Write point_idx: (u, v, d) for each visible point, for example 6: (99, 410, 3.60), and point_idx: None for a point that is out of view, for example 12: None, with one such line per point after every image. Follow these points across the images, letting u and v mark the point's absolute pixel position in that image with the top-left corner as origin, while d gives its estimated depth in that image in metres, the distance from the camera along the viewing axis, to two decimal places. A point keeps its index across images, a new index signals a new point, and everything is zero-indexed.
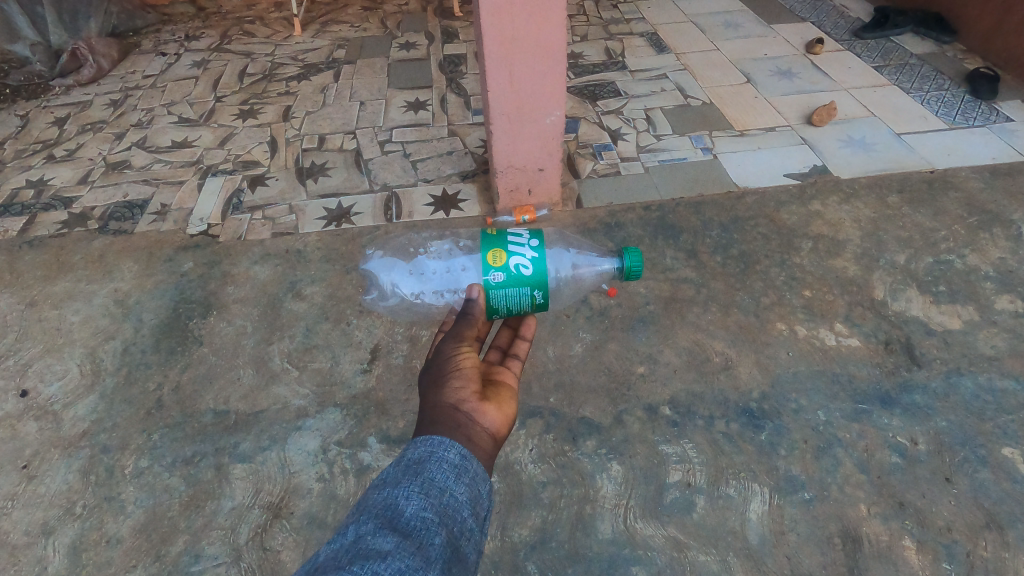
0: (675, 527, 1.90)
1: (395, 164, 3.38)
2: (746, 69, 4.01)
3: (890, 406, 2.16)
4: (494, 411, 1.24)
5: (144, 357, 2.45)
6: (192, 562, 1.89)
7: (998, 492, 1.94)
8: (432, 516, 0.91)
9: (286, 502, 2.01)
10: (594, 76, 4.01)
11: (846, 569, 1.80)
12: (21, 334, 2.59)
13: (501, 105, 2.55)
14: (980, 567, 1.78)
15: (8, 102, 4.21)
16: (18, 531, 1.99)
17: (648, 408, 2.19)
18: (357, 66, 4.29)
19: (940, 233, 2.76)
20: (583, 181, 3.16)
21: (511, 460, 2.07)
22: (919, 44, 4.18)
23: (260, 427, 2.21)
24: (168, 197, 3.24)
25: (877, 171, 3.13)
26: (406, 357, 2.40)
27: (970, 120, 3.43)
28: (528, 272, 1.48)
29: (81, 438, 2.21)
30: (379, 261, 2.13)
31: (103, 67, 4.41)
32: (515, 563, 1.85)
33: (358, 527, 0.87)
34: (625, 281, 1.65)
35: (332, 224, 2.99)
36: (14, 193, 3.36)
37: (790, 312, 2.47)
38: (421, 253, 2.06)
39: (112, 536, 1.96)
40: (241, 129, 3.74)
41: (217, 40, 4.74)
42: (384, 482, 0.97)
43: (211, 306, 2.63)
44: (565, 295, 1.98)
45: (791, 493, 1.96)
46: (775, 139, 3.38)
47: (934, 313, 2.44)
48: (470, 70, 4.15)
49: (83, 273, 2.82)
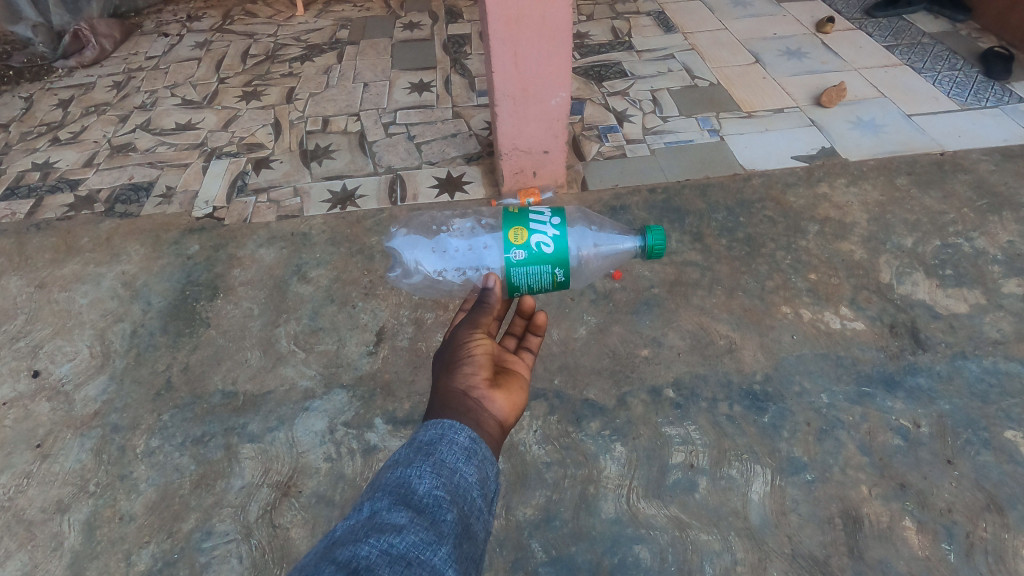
0: (677, 506, 1.93)
1: (400, 146, 3.36)
2: (755, 49, 3.95)
3: (893, 389, 2.17)
4: (502, 399, 1.26)
5: (153, 340, 2.48)
6: (204, 539, 1.93)
7: (999, 475, 1.95)
8: (444, 494, 0.93)
9: (294, 482, 2.05)
10: (600, 56, 3.96)
11: (847, 549, 1.82)
12: (31, 315, 2.62)
13: (506, 86, 2.52)
14: (980, 547, 1.80)
15: (11, 85, 4.20)
16: (33, 508, 2.04)
17: (652, 390, 2.20)
18: (360, 47, 4.25)
19: (949, 216, 2.74)
20: (589, 164, 3.14)
21: (516, 441, 2.09)
22: (932, 23, 4.10)
23: (269, 408, 2.24)
24: (173, 179, 3.25)
25: (886, 153, 3.09)
26: (411, 339, 2.41)
27: (982, 101, 3.38)
28: (550, 250, 1.47)
29: (93, 418, 2.25)
30: (399, 239, 2.13)
31: (105, 48, 4.38)
32: (520, 541, 1.88)
33: (373, 503, 0.89)
34: (648, 259, 1.67)
35: (337, 206, 3.00)
36: (20, 176, 3.37)
37: (794, 296, 2.46)
38: (440, 232, 2.07)
39: (125, 513, 2.00)
40: (244, 111, 3.72)
41: (220, 21, 4.70)
42: (397, 462, 0.98)
43: (218, 288, 2.65)
44: (582, 280, 1.95)
45: (792, 474, 1.97)
46: (783, 121, 3.34)
47: (940, 297, 2.43)
48: (474, 51, 4.11)
49: (91, 256, 2.84)
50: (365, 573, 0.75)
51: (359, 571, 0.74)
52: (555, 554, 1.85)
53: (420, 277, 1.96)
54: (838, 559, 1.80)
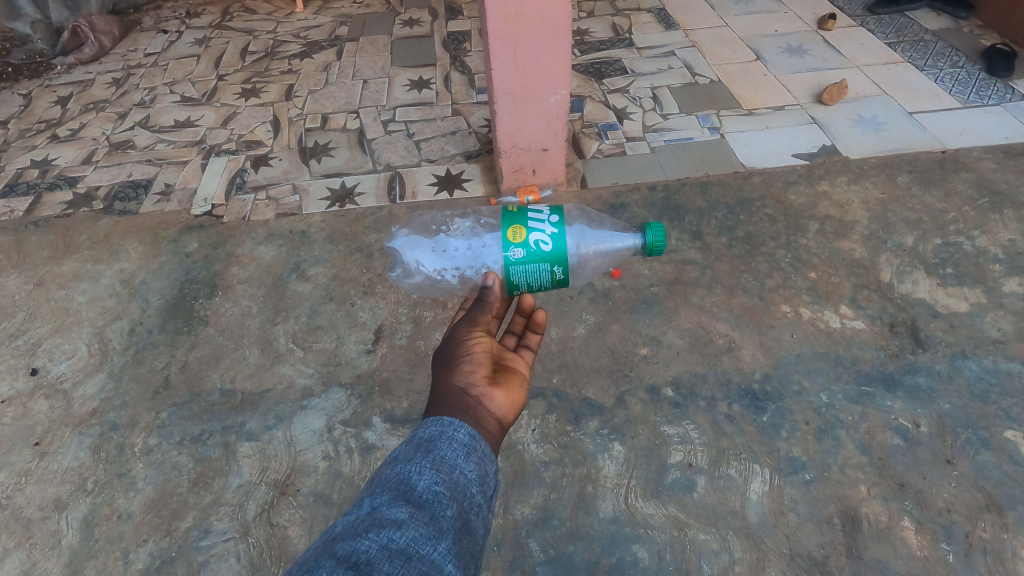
0: (675, 506, 1.92)
1: (399, 143, 3.35)
2: (756, 46, 3.93)
3: (893, 388, 2.16)
4: (501, 397, 1.25)
5: (151, 338, 2.48)
6: (202, 537, 1.93)
7: (998, 474, 1.94)
8: (444, 490, 0.93)
9: (292, 480, 2.05)
10: (600, 53, 3.94)
11: (845, 550, 1.81)
12: (30, 313, 2.62)
13: (506, 84, 2.51)
14: (978, 547, 1.80)
15: (10, 82, 4.19)
16: (32, 506, 2.04)
17: (650, 389, 2.20)
18: (359, 44, 4.24)
19: (949, 215, 2.72)
20: (588, 161, 3.13)
21: (514, 440, 2.09)
22: (934, 20, 4.07)
23: (266, 406, 2.24)
24: (172, 177, 3.25)
25: (888, 150, 3.08)
26: (410, 337, 2.41)
27: (984, 99, 3.36)
28: (548, 248, 1.46)
29: (91, 416, 2.25)
30: (400, 239, 2.13)
31: (104, 45, 4.37)
32: (517, 540, 1.88)
33: (373, 499, 0.89)
34: (647, 257, 1.67)
35: (336, 204, 2.99)
36: (19, 173, 3.36)
37: (794, 294, 2.46)
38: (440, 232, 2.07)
39: (123, 511, 2.00)
40: (243, 108, 3.71)
41: (219, 17, 4.69)
42: (397, 459, 0.98)
43: (217, 286, 2.65)
44: (583, 278, 1.94)
45: (791, 474, 1.97)
46: (784, 119, 3.32)
47: (941, 296, 2.42)
48: (474, 48, 4.09)
49: (90, 254, 2.84)
50: (365, 567, 0.74)
51: (358, 565, 0.74)
52: (553, 553, 1.85)
53: (421, 277, 1.95)
54: (836, 559, 1.80)
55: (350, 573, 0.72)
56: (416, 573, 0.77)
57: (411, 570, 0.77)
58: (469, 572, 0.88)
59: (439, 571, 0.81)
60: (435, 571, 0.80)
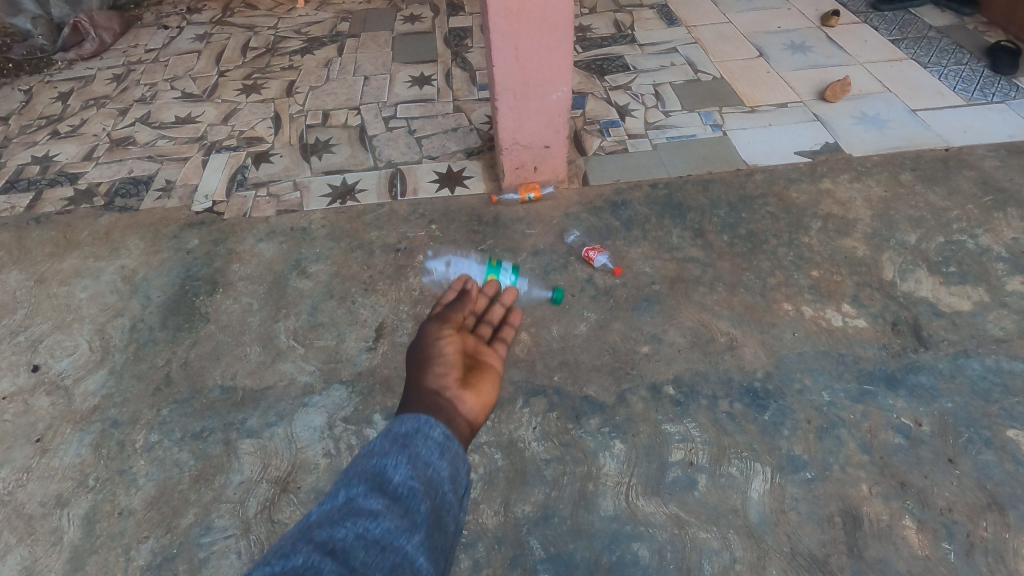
0: (676, 504, 1.92)
1: (400, 140, 3.34)
2: (758, 43, 3.91)
3: (895, 387, 2.15)
4: (474, 397, 1.24)
5: (152, 334, 2.48)
6: (203, 534, 1.93)
7: (1001, 473, 1.94)
8: (418, 485, 0.92)
9: (293, 477, 2.05)
10: (602, 50, 3.93)
11: (846, 548, 1.81)
12: (31, 310, 2.62)
13: (507, 80, 2.50)
14: (979, 547, 1.79)
15: (11, 77, 4.19)
16: (34, 502, 2.04)
17: (652, 387, 2.19)
18: (361, 40, 4.23)
19: (953, 213, 2.72)
20: (590, 159, 3.11)
21: (515, 437, 2.09)
22: (938, 17, 4.05)
23: (268, 404, 2.23)
24: (173, 173, 3.24)
25: (891, 148, 3.07)
26: (410, 335, 2.41)
27: (989, 96, 3.34)
28: None
29: (92, 413, 2.25)
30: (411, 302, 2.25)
31: (105, 40, 4.37)
32: (518, 538, 1.88)
33: (347, 491, 0.90)
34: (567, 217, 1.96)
35: (337, 201, 2.99)
36: (20, 169, 3.36)
37: (796, 292, 2.45)
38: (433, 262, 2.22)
39: (124, 508, 2.00)
40: (244, 104, 3.70)
41: (219, 13, 4.67)
42: (372, 451, 0.97)
43: (218, 283, 2.65)
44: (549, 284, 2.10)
45: (792, 472, 1.97)
46: (786, 116, 3.31)
47: (944, 294, 2.42)
48: (476, 44, 4.08)
49: (91, 250, 2.84)
50: (340, 554, 0.79)
51: (334, 552, 0.79)
52: (554, 551, 1.85)
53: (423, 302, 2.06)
54: (837, 558, 1.80)
55: (325, 562, 0.77)
56: (387, 566, 0.80)
57: (383, 562, 0.80)
58: (438, 570, 0.88)
59: (410, 565, 0.82)
60: (406, 564, 0.82)
